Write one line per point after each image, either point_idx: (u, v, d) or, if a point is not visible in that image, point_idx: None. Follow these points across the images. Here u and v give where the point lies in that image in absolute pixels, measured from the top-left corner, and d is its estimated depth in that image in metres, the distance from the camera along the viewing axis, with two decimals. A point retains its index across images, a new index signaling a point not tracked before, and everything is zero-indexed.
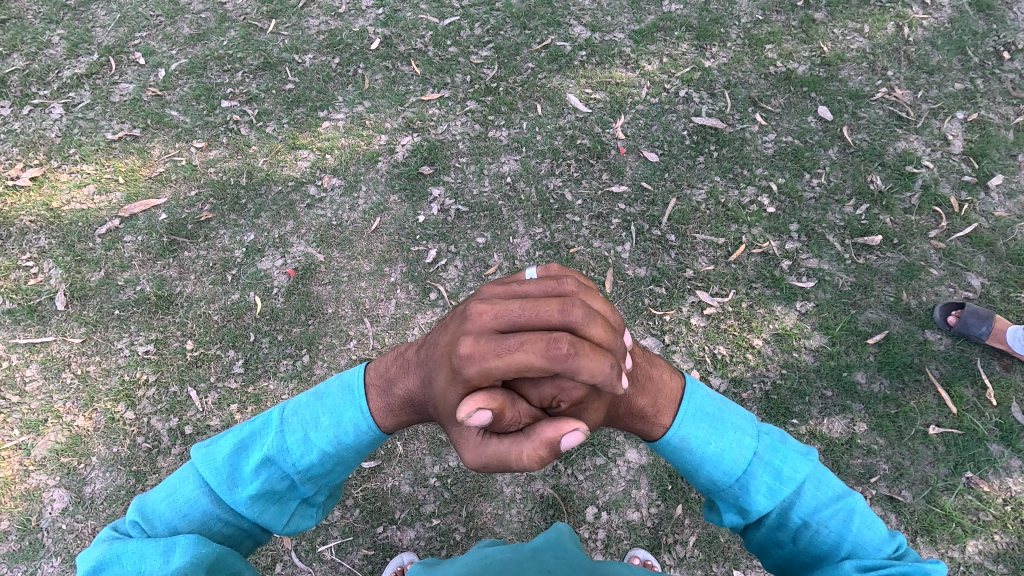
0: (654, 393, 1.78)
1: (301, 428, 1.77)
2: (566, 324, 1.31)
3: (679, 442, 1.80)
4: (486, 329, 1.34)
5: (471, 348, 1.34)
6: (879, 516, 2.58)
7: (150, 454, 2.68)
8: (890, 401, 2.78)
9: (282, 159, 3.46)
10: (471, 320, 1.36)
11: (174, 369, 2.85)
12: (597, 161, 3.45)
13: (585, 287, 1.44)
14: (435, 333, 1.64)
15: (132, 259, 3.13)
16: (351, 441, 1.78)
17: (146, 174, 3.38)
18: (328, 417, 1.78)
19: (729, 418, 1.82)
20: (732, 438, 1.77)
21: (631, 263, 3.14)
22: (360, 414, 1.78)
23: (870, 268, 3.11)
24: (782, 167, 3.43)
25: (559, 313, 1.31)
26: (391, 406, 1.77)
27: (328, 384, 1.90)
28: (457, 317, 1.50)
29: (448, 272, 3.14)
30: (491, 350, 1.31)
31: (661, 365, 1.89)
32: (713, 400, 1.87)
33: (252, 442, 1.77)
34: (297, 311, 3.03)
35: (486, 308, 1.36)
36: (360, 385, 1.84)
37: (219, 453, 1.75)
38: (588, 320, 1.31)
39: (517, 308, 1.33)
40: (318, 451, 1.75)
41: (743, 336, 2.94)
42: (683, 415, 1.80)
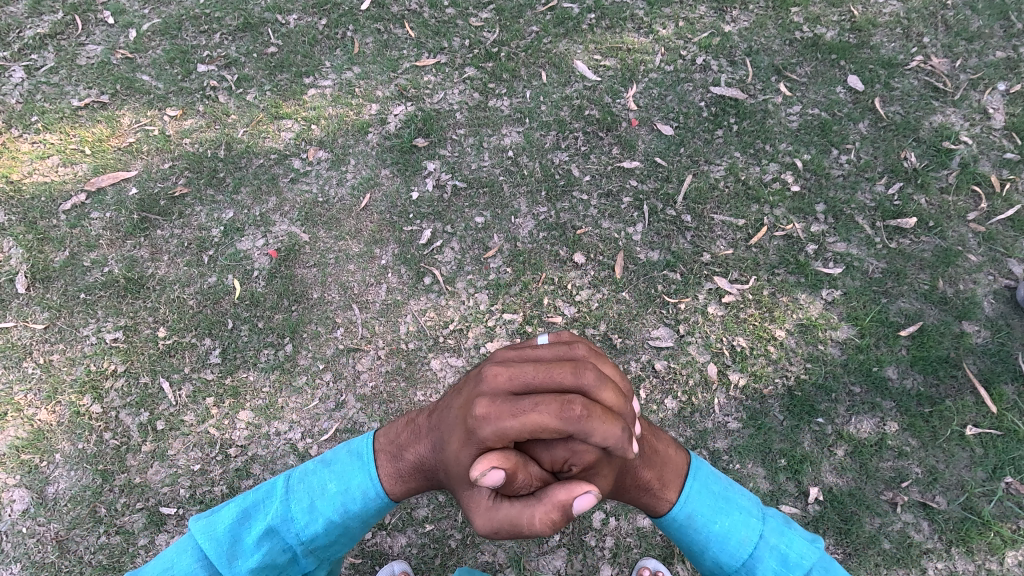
0: (660, 469, 1.70)
1: (307, 496, 1.76)
2: (580, 388, 1.24)
3: (686, 520, 1.78)
4: (502, 391, 1.27)
5: (487, 410, 1.26)
6: (911, 524, 2.38)
7: (118, 451, 2.46)
8: (924, 399, 2.56)
9: (263, 130, 3.18)
10: (485, 382, 1.30)
11: (145, 358, 2.61)
12: (607, 134, 3.17)
13: (595, 353, 1.39)
14: (447, 398, 1.57)
15: (99, 238, 2.87)
16: (357, 509, 1.75)
17: (115, 145, 3.11)
18: (334, 485, 1.76)
19: (735, 498, 1.83)
20: (738, 519, 1.77)
21: (643, 246, 2.89)
22: (367, 480, 1.74)
23: (904, 253, 2.86)
24: (808, 142, 3.15)
25: (572, 375, 1.25)
26: (400, 471, 1.69)
27: (336, 450, 1.87)
28: (471, 379, 1.45)
29: (443, 255, 2.88)
30: (507, 412, 1.23)
31: (667, 439, 1.80)
32: (719, 479, 1.87)
33: (255, 512, 1.77)
34: (279, 296, 2.78)
35: (501, 369, 1.30)
36: (368, 451, 1.79)
37: (221, 523, 1.74)
38: (602, 384, 1.25)
39: (531, 370, 1.27)
40: (323, 520, 1.74)
41: (764, 327, 2.71)
42: (690, 491, 1.78)
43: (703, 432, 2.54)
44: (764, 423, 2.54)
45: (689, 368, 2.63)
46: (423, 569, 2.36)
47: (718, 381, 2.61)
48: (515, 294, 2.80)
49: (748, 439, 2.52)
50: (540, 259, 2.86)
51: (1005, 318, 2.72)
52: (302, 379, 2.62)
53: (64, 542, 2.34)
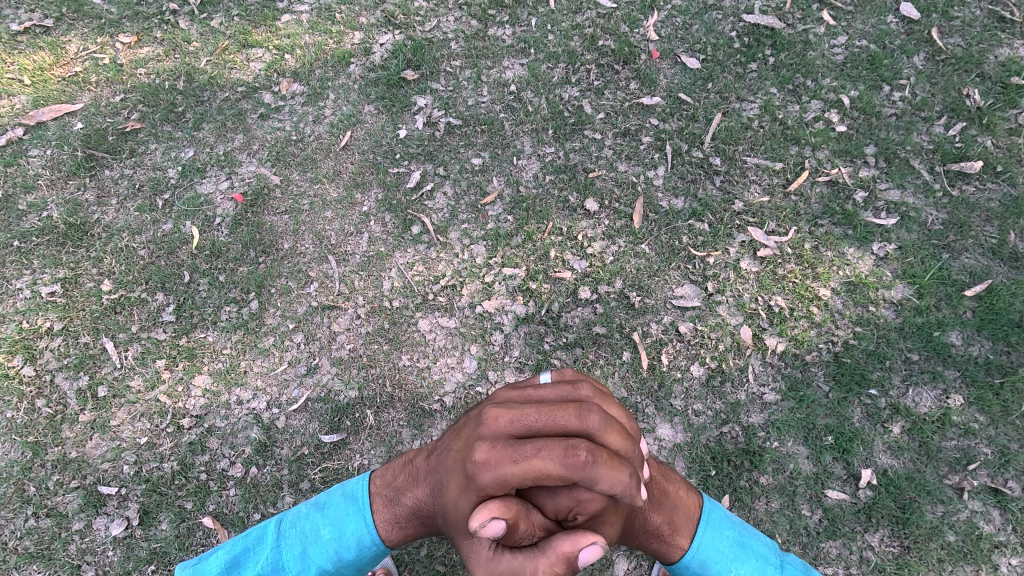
0: (671, 513, 1.41)
1: (298, 543, 1.45)
2: (584, 432, 0.92)
3: (697, 568, 1.48)
4: (500, 435, 0.94)
5: (484, 455, 0.93)
6: (980, 513, 2.02)
7: (52, 421, 2.11)
8: (994, 369, 2.19)
9: (230, 60, 2.77)
10: (482, 425, 0.98)
11: (86, 316, 2.25)
12: (624, 67, 2.76)
13: (600, 394, 1.07)
14: (443, 439, 1.24)
15: (37, 179, 2.50)
16: (352, 558, 1.43)
17: (59, 74, 2.71)
18: (328, 530, 1.44)
19: (751, 544, 1.52)
20: (754, 567, 1.48)
21: (666, 192, 2.50)
22: (363, 525, 1.43)
23: (967, 203, 2.46)
24: (855, 77, 2.74)
25: (576, 417, 0.92)
26: (398, 518, 1.37)
27: (331, 489, 1.56)
28: (468, 420, 1.12)
29: (434, 201, 2.50)
30: (507, 456, 0.90)
31: (676, 478, 1.51)
32: (733, 520, 1.56)
33: (244, 560, 1.47)
34: (245, 246, 2.41)
35: (498, 410, 0.97)
36: (364, 493, 1.47)
37: (208, 572, 1.48)
38: (611, 425, 0.93)
39: (533, 411, 0.95)
40: (315, 570, 1.42)
41: (806, 285, 2.33)
42: (703, 536, 1.47)
43: (735, 405, 2.18)
44: (806, 395, 2.17)
45: (718, 332, 2.26)
46: (406, 561, 2.02)
47: (753, 347, 2.24)
48: (517, 246, 2.42)
49: (788, 413, 2.16)
50: (547, 207, 2.48)
51: None
52: (269, 341, 2.26)
53: None
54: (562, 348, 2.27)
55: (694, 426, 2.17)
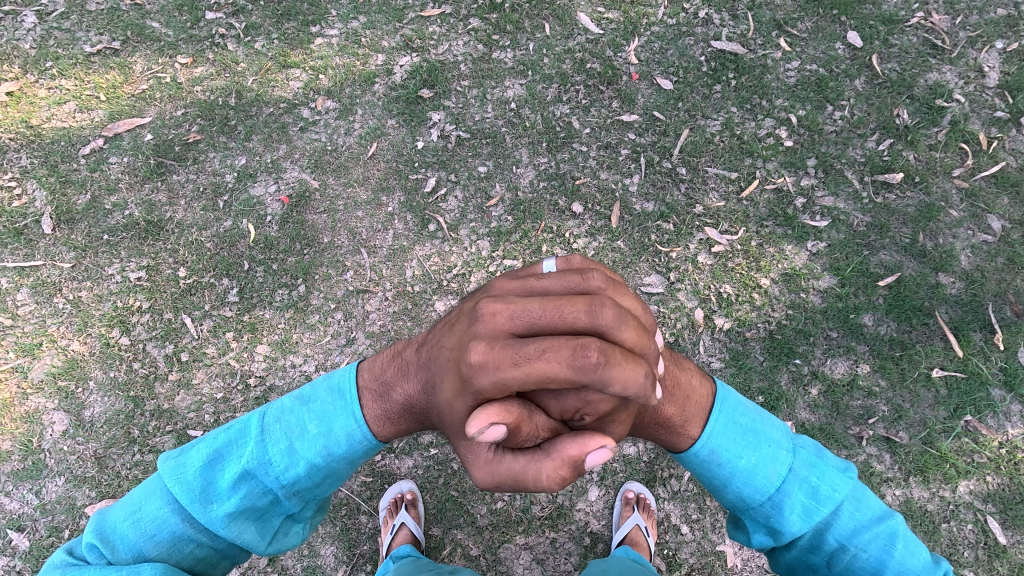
0: (682, 402, 1.73)
1: (285, 437, 1.70)
2: (594, 327, 1.21)
3: (708, 455, 1.76)
4: (501, 334, 1.26)
5: (484, 356, 1.24)
6: (875, 456, 2.59)
7: (147, 379, 2.66)
8: (896, 344, 2.73)
9: (272, 79, 3.24)
10: (484, 323, 1.28)
11: (167, 296, 2.79)
12: (608, 87, 3.23)
13: (613, 284, 1.34)
14: (439, 333, 1.54)
15: (119, 182, 3.01)
16: (342, 451, 1.71)
17: (129, 91, 3.19)
18: (315, 425, 1.71)
19: (764, 432, 1.79)
20: (766, 452, 1.75)
21: (639, 197, 3.01)
22: (352, 421, 1.71)
23: (888, 208, 2.98)
24: (804, 98, 3.22)
25: (587, 315, 1.21)
26: (389, 413, 1.69)
27: (314, 386, 1.82)
28: (466, 317, 1.41)
29: (448, 203, 3.02)
30: (510, 360, 1.20)
31: (691, 370, 1.84)
32: (747, 411, 1.84)
33: (227, 454, 1.71)
34: (292, 240, 2.93)
35: (500, 309, 1.28)
36: (351, 389, 1.76)
37: (191, 465, 1.69)
38: (623, 323, 1.21)
39: (538, 309, 1.25)
40: (304, 462, 1.68)
41: (750, 275, 2.86)
42: (713, 426, 1.75)
43: None
44: (745, 363, 2.72)
45: (677, 313, 2.81)
46: (428, 487, 2.53)
47: (704, 325, 2.78)
48: (515, 241, 2.94)
49: (730, 377, 2.71)
50: (540, 209, 2.99)
51: (981, 269, 2.86)
52: (315, 318, 2.80)
53: (102, 459, 2.57)
54: None
55: None
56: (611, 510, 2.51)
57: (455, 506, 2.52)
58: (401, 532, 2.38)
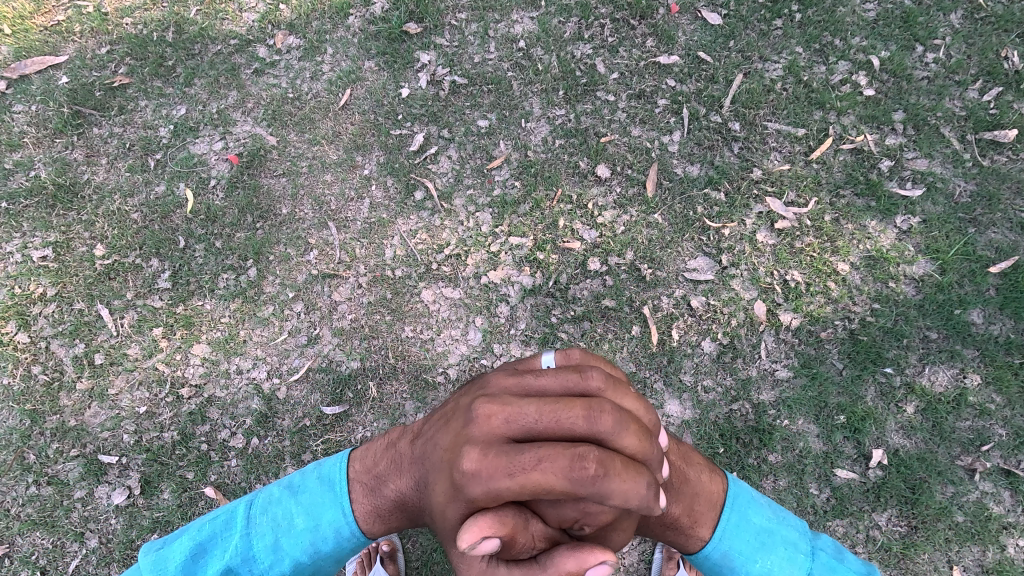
0: (690, 501, 1.35)
1: (271, 531, 1.39)
2: (595, 437, 0.80)
3: (719, 558, 1.44)
4: (494, 438, 0.83)
5: (476, 464, 0.82)
6: (990, 494, 1.99)
7: (49, 388, 2.07)
8: (1015, 348, 2.12)
9: (220, 9, 2.57)
10: (471, 424, 0.87)
11: (79, 282, 2.19)
12: (641, 22, 2.57)
13: (615, 380, 0.89)
14: (428, 422, 1.11)
15: (23, 136, 2.39)
16: (330, 548, 1.39)
17: (41, 23, 2.54)
18: (302, 519, 1.39)
19: (781, 531, 1.45)
20: (783, 556, 1.42)
21: (681, 158, 2.38)
22: (340, 516, 1.37)
23: (998, 173, 2.34)
24: (887, 36, 2.55)
25: (585, 422, 0.80)
26: (379, 510, 1.30)
27: (306, 470, 1.49)
28: (451, 411, 0.99)
29: (438, 165, 2.39)
30: (501, 469, 0.79)
31: (700, 465, 1.42)
32: (760, 505, 1.48)
33: (211, 547, 1.42)
34: (242, 211, 2.31)
35: (494, 409, 0.85)
36: (342, 480, 1.39)
37: (171, 560, 1.42)
38: (627, 426, 0.80)
39: (534, 410, 0.82)
40: (290, 560, 1.38)
41: (824, 259, 2.24)
42: (725, 526, 1.41)
43: (745, 382, 2.13)
44: (818, 372, 2.12)
45: (731, 307, 2.19)
46: (408, 533, 1.95)
47: (766, 322, 2.17)
48: (524, 214, 2.32)
49: (799, 390, 2.11)
50: (556, 172, 2.36)
51: None
52: (268, 310, 2.20)
53: None
54: (570, 321, 2.20)
55: (703, 402, 2.12)
56: (648, 564, 1.94)
57: (444, 559, 1.92)
58: None
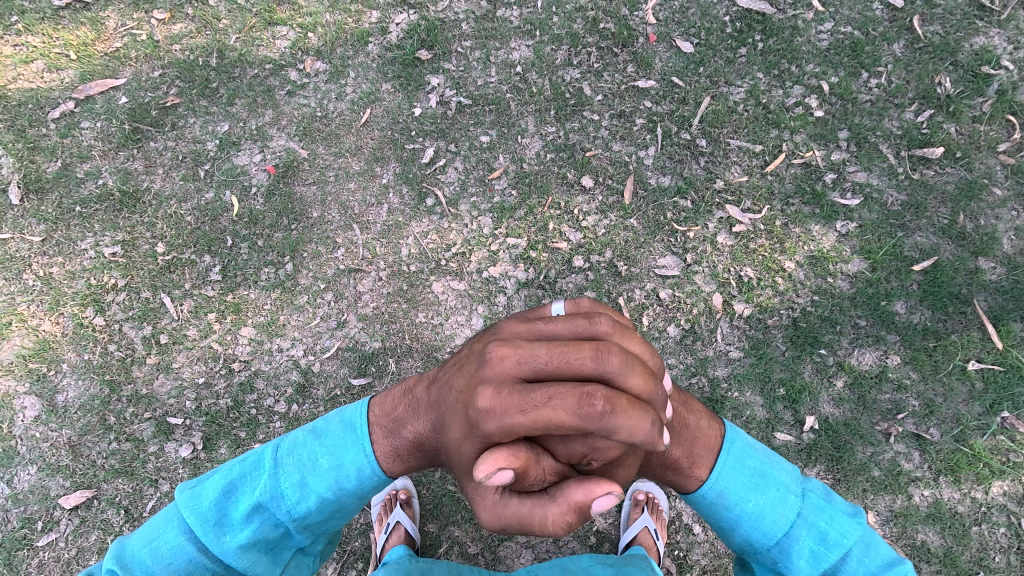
0: (689, 444, 1.62)
1: (297, 471, 1.68)
2: (601, 375, 1.09)
3: (716, 497, 1.68)
4: (509, 378, 1.12)
5: (491, 402, 1.10)
6: (903, 454, 2.42)
7: (123, 362, 2.49)
8: (930, 334, 2.53)
9: (256, 37, 2.94)
10: (490, 367, 1.15)
11: (144, 274, 2.60)
12: (622, 49, 2.93)
13: (620, 328, 1.20)
14: (447, 371, 1.41)
15: (92, 149, 2.78)
16: (352, 486, 1.68)
17: (101, 49, 2.91)
18: (326, 459, 1.68)
19: (773, 473, 1.69)
20: (774, 495, 1.65)
21: (655, 170, 2.77)
22: (362, 456, 1.66)
23: (926, 185, 2.74)
24: (837, 64, 2.89)
25: (593, 361, 1.10)
26: (398, 450, 1.61)
27: (327, 419, 1.79)
28: (472, 358, 1.27)
29: (447, 175, 2.78)
30: (514, 405, 1.08)
31: (699, 411, 1.69)
32: (755, 450, 1.74)
33: (241, 485, 1.68)
34: (279, 214, 2.71)
35: (506, 353, 1.14)
36: (362, 424, 1.70)
37: (205, 496, 1.66)
38: (629, 370, 1.09)
39: (544, 354, 1.12)
40: (316, 496, 1.67)
41: (773, 258, 2.64)
42: (721, 468, 1.67)
43: (703, 360, 2.54)
44: (765, 352, 2.53)
45: (694, 298, 2.60)
46: (423, 482, 2.38)
47: (722, 311, 2.58)
48: (520, 218, 2.72)
49: (749, 367, 2.52)
50: (547, 182, 2.76)
51: None
52: (304, 298, 2.61)
53: (77, 447, 2.41)
54: None
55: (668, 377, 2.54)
56: (619, 509, 2.36)
57: (452, 501, 2.37)
58: (397, 531, 2.22)
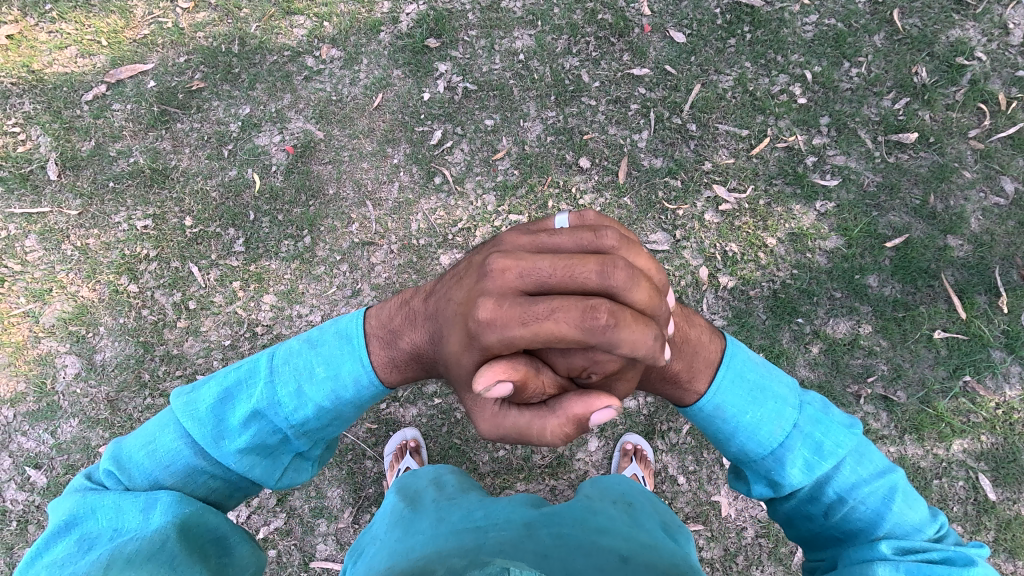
0: (689, 358, 1.79)
1: (294, 379, 1.74)
2: (606, 288, 1.28)
3: (714, 410, 1.81)
4: (508, 290, 1.33)
5: (492, 314, 1.31)
6: (871, 414, 2.65)
7: (156, 326, 2.73)
8: (900, 305, 2.74)
9: (276, 25, 3.13)
10: (493, 281, 1.35)
11: (174, 246, 2.82)
12: (619, 39, 3.11)
13: (627, 242, 1.39)
14: (446, 285, 1.62)
15: (123, 129, 2.98)
16: (350, 395, 1.79)
17: (130, 36, 3.10)
18: (323, 369, 1.76)
19: (773, 388, 1.81)
20: (772, 408, 1.77)
21: (648, 153, 2.97)
22: (359, 366, 1.77)
23: (900, 168, 2.93)
24: (821, 54, 3.08)
25: (598, 275, 1.28)
26: (396, 360, 1.78)
27: (322, 330, 1.87)
28: (473, 273, 1.47)
29: (454, 156, 2.98)
30: (516, 319, 1.28)
31: (701, 327, 1.88)
32: (756, 366, 1.86)
33: (238, 393, 1.74)
34: (297, 191, 2.92)
35: (510, 266, 1.34)
36: (359, 334, 1.81)
37: (202, 402, 1.71)
38: (633, 286, 1.27)
39: (549, 267, 1.32)
40: (313, 404, 1.74)
41: (756, 234, 2.85)
42: (720, 381, 1.81)
43: None
44: (747, 321, 2.75)
45: (682, 271, 2.82)
46: (431, 435, 2.60)
47: (708, 283, 2.80)
48: (522, 196, 2.92)
49: (732, 335, 2.74)
50: (547, 163, 2.96)
51: (990, 233, 2.82)
52: (321, 269, 2.82)
53: (115, 402, 2.66)
54: None
55: None
56: (610, 461, 2.58)
57: (457, 454, 2.59)
58: None
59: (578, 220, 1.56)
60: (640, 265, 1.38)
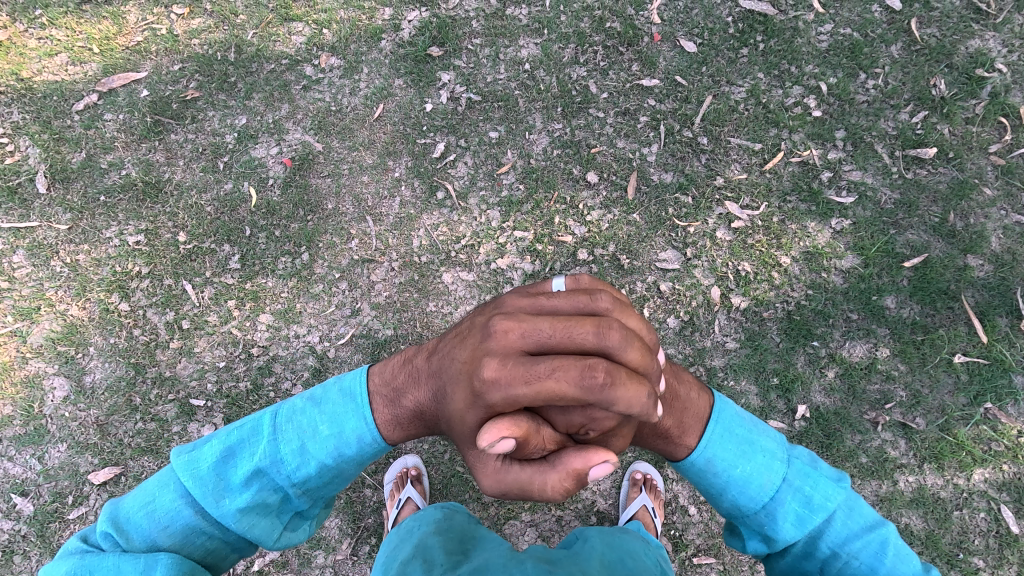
0: (680, 414, 1.68)
1: (297, 437, 1.69)
2: (602, 349, 1.20)
3: (705, 464, 1.73)
4: (511, 351, 1.23)
5: (496, 373, 1.22)
6: (889, 442, 2.56)
7: (148, 346, 2.64)
8: (918, 328, 2.65)
9: (273, 32, 3.02)
10: (494, 341, 1.26)
11: (167, 263, 2.72)
12: (627, 49, 3.01)
13: (620, 305, 1.31)
14: (448, 343, 1.52)
15: (115, 141, 2.89)
16: (353, 453, 1.71)
17: (123, 43, 3.00)
18: (326, 427, 1.70)
19: (760, 441, 1.74)
20: (761, 462, 1.70)
21: (657, 167, 2.87)
22: (363, 424, 1.70)
23: (919, 184, 2.83)
24: (836, 65, 2.98)
25: (594, 336, 1.20)
26: (399, 419, 1.67)
27: (326, 385, 1.80)
28: (475, 332, 1.38)
29: (457, 170, 2.88)
30: (520, 378, 1.19)
31: (690, 382, 1.78)
32: (743, 419, 1.79)
33: (240, 450, 1.68)
34: (295, 205, 2.82)
35: (512, 326, 1.25)
36: (362, 392, 1.73)
37: (203, 461, 1.66)
38: (628, 346, 1.20)
39: (548, 327, 1.22)
40: (316, 462, 1.68)
41: (770, 253, 2.75)
42: (710, 435, 1.72)
43: (701, 350, 2.67)
44: (760, 344, 2.66)
45: (693, 291, 2.72)
46: (433, 463, 2.52)
47: (720, 304, 2.70)
48: (527, 212, 2.83)
49: (744, 358, 2.65)
50: (553, 177, 2.86)
51: (1012, 252, 2.72)
52: (319, 287, 2.72)
53: (105, 426, 2.57)
54: None
55: None
56: (618, 490, 2.49)
57: (460, 482, 2.50)
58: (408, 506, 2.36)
59: (574, 284, 1.49)
60: (632, 327, 1.31)
